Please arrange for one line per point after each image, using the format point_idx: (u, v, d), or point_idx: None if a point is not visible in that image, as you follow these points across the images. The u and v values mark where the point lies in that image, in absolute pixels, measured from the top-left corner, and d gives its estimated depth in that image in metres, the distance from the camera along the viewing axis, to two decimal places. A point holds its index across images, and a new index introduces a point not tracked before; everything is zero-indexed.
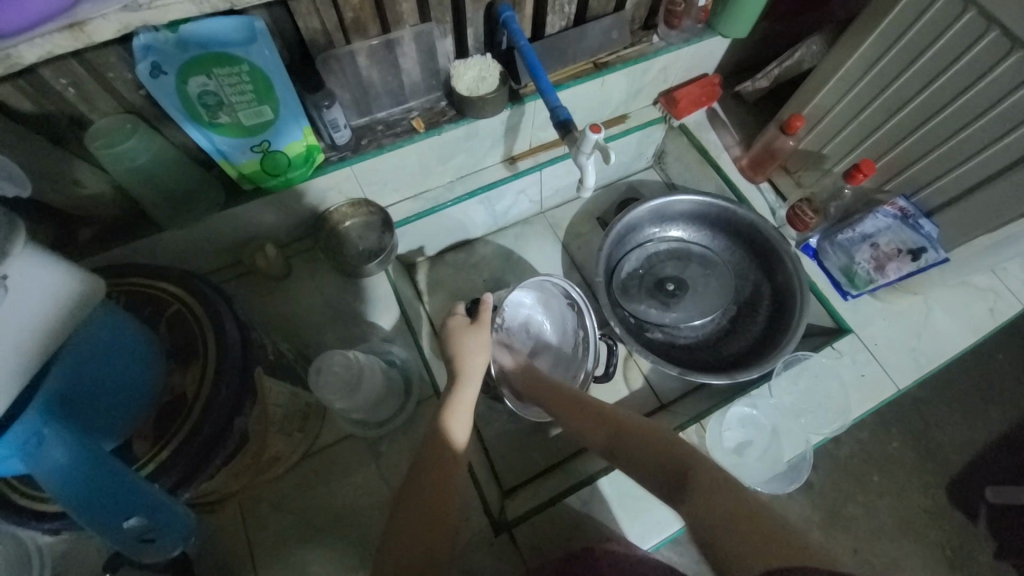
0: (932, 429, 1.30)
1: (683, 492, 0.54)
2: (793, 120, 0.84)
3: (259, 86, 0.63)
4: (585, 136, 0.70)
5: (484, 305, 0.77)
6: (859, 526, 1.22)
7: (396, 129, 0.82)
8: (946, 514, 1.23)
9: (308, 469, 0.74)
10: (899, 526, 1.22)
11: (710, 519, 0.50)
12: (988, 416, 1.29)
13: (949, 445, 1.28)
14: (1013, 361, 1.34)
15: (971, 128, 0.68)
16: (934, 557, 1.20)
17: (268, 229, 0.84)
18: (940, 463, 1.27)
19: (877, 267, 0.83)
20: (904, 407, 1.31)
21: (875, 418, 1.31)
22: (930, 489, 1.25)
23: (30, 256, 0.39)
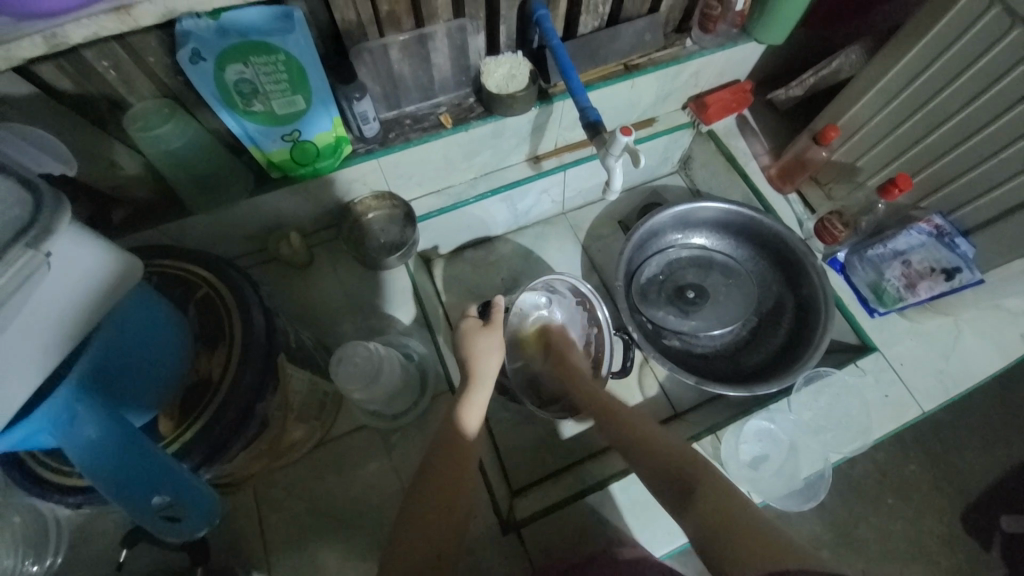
0: (951, 453, 1.26)
1: (687, 498, 0.56)
2: (826, 130, 0.83)
3: (294, 76, 0.64)
4: (616, 137, 0.69)
5: (495, 309, 0.78)
6: (870, 548, 1.19)
7: (423, 124, 0.82)
8: (961, 542, 1.20)
9: (321, 456, 0.75)
10: (911, 550, 1.19)
11: (708, 526, 0.52)
12: (1012, 444, 1.26)
13: (968, 470, 1.25)
14: None
15: (1013, 148, 0.66)
16: None
17: (293, 217, 0.85)
18: (958, 487, 1.23)
19: (907, 285, 0.81)
20: (924, 429, 1.28)
21: (893, 439, 1.28)
22: (946, 516, 1.21)
23: (74, 238, 0.40)
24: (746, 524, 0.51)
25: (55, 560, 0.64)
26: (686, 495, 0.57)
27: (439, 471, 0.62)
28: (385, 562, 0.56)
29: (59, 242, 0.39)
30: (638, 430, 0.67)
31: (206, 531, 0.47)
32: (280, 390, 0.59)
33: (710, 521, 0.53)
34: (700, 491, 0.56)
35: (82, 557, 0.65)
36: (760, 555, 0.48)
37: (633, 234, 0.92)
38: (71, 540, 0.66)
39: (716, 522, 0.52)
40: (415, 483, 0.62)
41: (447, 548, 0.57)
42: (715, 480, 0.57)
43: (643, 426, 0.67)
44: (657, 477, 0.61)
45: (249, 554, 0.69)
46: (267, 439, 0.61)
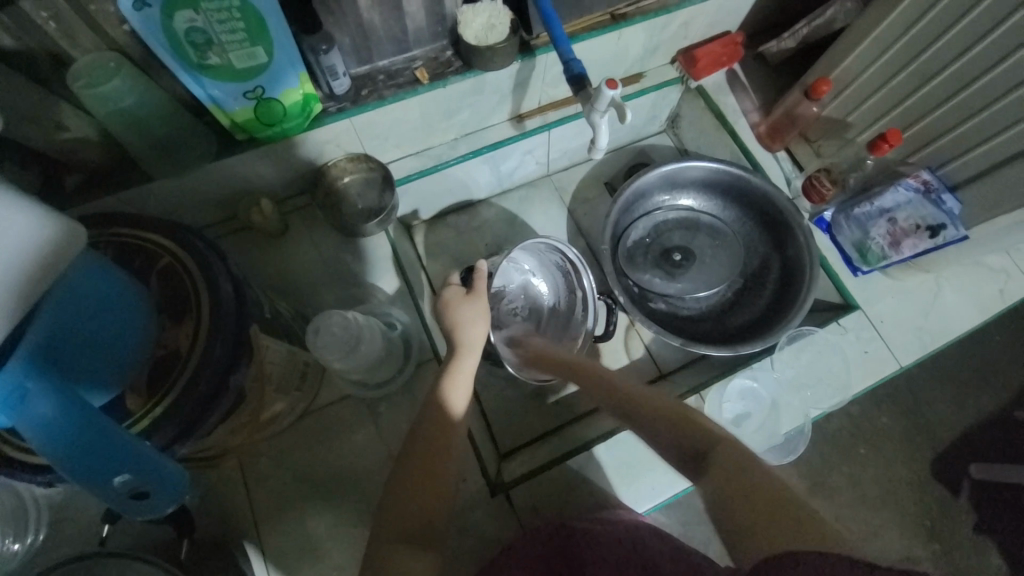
0: (924, 406, 1.31)
1: (704, 466, 0.53)
2: (819, 84, 0.80)
3: (252, 25, 0.59)
4: (601, 91, 0.66)
5: (478, 274, 0.76)
6: (842, 496, 1.26)
7: (398, 80, 0.78)
8: (927, 487, 1.26)
9: (305, 428, 0.74)
10: (882, 497, 1.26)
11: (727, 493, 0.49)
12: (981, 396, 1.31)
13: (939, 421, 1.30)
14: (1009, 343, 1.35)
15: (1005, 100, 0.65)
16: (914, 526, 1.25)
17: (263, 183, 0.81)
18: (928, 438, 1.29)
19: (891, 243, 0.80)
20: (898, 384, 1.32)
21: (869, 394, 1.32)
22: (916, 464, 1.28)
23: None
24: (770, 496, 0.47)
25: (36, 538, 0.64)
26: (697, 462, 0.54)
27: (427, 437, 0.61)
28: (376, 530, 0.56)
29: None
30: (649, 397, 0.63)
31: (175, 507, 0.47)
32: (255, 361, 0.58)
33: (721, 492, 0.49)
34: (710, 462, 0.52)
35: (65, 535, 0.65)
36: (767, 529, 0.44)
37: (619, 198, 0.90)
38: (51, 519, 0.65)
39: (732, 493, 0.49)
40: (402, 452, 0.62)
41: (428, 506, 0.57)
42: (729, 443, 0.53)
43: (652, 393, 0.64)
44: (673, 447, 0.58)
45: (238, 525, 0.69)
46: (248, 410, 0.60)
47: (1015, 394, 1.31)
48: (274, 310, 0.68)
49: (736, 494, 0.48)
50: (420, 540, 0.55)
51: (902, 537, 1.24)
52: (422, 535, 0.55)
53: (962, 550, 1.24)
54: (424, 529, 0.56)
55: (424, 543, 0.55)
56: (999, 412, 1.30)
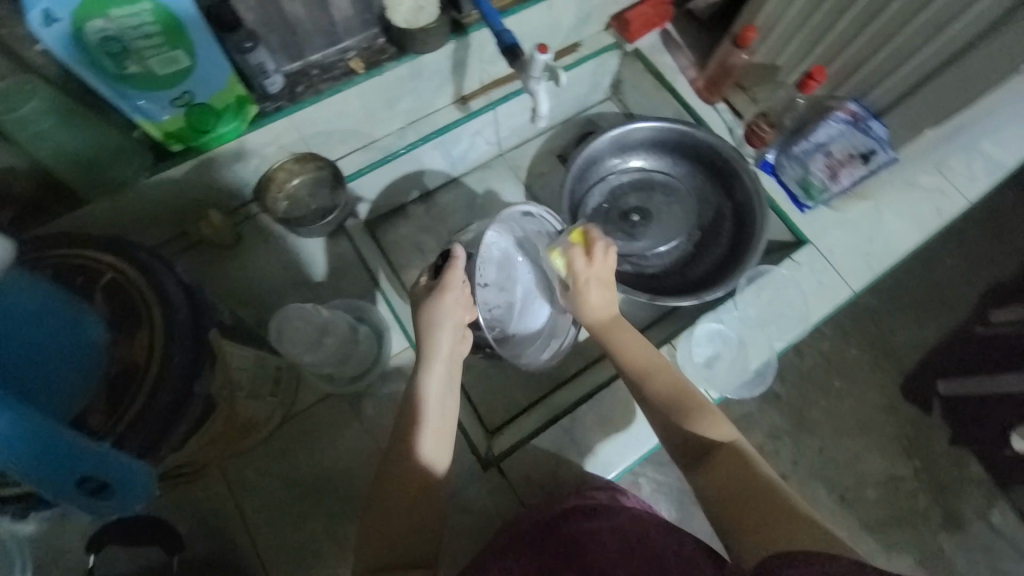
0: (888, 333, 1.39)
1: (706, 465, 0.58)
2: (745, 31, 0.82)
3: (168, 28, 0.57)
4: (534, 58, 0.67)
5: (454, 261, 0.66)
6: (824, 429, 1.33)
7: (334, 72, 0.77)
8: (902, 409, 1.34)
9: (288, 434, 0.73)
10: (860, 423, 1.33)
11: (726, 493, 0.54)
12: (939, 316, 1.40)
13: (904, 346, 1.38)
14: (957, 265, 1.44)
15: (914, 23, 0.68)
16: (894, 447, 1.32)
17: (209, 194, 0.79)
18: (897, 363, 1.37)
19: (830, 175, 0.83)
20: (863, 316, 1.40)
21: (835, 329, 1.40)
22: (888, 388, 1.35)
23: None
24: (761, 499, 0.51)
25: None
26: (705, 463, 0.58)
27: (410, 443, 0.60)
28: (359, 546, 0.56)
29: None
30: (665, 398, 0.65)
31: (143, 501, 0.49)
32: (218, 368, 0.56)
33: (722, 499, 0.54)
34: (719, 472, 0.56)
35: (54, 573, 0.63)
36: (761, 531, 0.48)
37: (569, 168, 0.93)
38: (37, 559, 0.64)
39: (726, 497, 0.54)
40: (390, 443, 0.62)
41: (417, 503, 0.58)
42: (732, 453, 0.57)
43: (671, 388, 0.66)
44: (679, 447, 0.62)
45: (230, 538, 0.69)
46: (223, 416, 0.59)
47: (969, 310, 1.40)
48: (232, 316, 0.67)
49: (729, 499, 0.53)
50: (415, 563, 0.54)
51: (885, 458, 1.31)
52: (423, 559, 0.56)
53: (943, 462, 1.32)
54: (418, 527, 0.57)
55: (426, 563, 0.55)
56: (958, 329, 1.38)
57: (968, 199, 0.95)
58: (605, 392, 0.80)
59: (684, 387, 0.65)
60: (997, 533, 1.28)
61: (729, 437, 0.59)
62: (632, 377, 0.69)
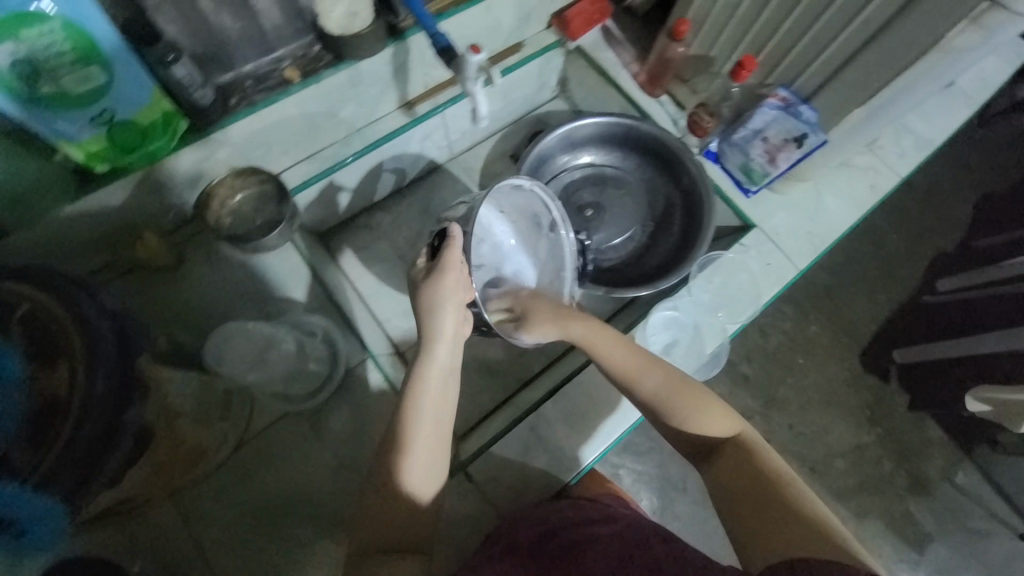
0: (843, 308, 1.46)
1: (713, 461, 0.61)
2: (678, 25, 0.84)
3: (82, 46, 0.55)
4: (468, 60, 0.67)
5: (449, 240, 0.66)
6: (791, 405, 1.39)
7: (267, 83, 0.74)
8: (861, 380, 1.42)
9: (243, 458, 0.71)
10: (823, 397, 1.40)
11: (733, 489, 0.57)
12: (890, 288, 1.47)
13: (858, 320, 1.45)
14: (904, 238, 1.51)
15: (830, 10, 0.70)
16: (856, 417, 1.39)
17: (144, 216, 0.75)
18: (852, 336, 1.44)
19: (769, 160, 0.85)
20: (816, 295, 1.47)
21: (794, 308, 1.47)
22: (847, 361, 1.42)
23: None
24: (767, 493, 0.55)
25: None
26: (711, 460, 0.62)
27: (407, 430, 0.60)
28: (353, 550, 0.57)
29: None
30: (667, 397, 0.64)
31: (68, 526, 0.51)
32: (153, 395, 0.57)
33: (729, 491, 0.58)
34: (723, 468, 0.60)
35: None
36: (766, 528, 0.52)
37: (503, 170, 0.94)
38: None
39: (732, 492, 0.57)
40: (378, 451, 0.60)
41: (408, 507, 0.58)
42: (737, 448, 0.60)
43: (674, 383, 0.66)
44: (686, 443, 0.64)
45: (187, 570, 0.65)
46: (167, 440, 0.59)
47: (917, 281, 1.47)
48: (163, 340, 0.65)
49: (735, 495, 0.57)
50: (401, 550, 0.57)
51: (848, 428, 1.38)
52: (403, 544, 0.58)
53: (903, 427, 1.39)
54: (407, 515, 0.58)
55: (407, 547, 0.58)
56: (910, 300, 1.45)
57: (900, 175, 1.00)
58: (569, 386, 0.80)
59: (679, 383, 0.65)
60: (959, 490, 1.34)
61: (725, 428, 0.62)
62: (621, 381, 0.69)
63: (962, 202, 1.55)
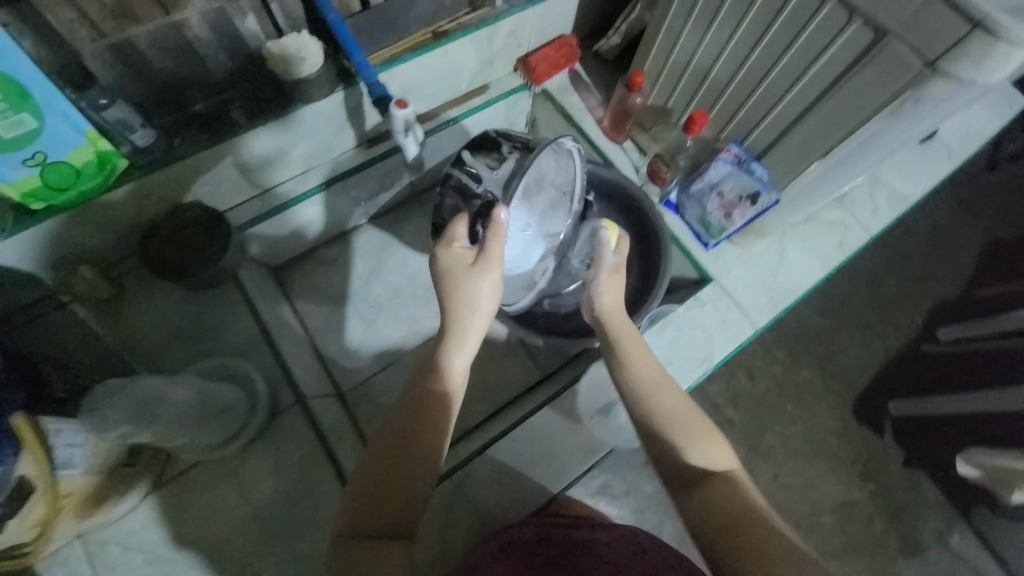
0: (835, 354, 1.39)
1: (701, 488, 0.55)
2: (634, 76, 0.83)
3: (9, 92, 0.55)
4: (395, 113, 0.73)
5: (495, 228, 0.63)
6: (778, 454, 1.32)
7: (214, 123, 0.74)
8: (854, 431, 1.33)
9: (158, 502, 0.72)
10: (812, 447, 1.32)
11: (716, 522, 0.52)
12: (886, 336, 1.39)
13: (852, 367, 1.37)
14: (903, 283, 1.43)
15: (774, 72, 0.67)
16: (847, 470, 1.31)
17: (82, 248, 0.75)
18: (847, 386, 1.36)
19: (725, 216, 0.83)
20: (806, 339, 1.40)
21: (785, 351, 1.39)
22: (837, 410, 1.34)
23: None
24: (755, 535, 0.49)
25: None
26: (698, 487, 0.56)
27: (422, 415, 0.58)
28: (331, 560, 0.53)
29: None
30: (676, 418, 0.60)
31: None
32: (33, 457, 0.51)
33: (711, 522, 0.52)
34: (715, 499, 0.54)
35: None
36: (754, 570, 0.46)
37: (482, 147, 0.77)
38: None
39: (717, 525, 0.51)
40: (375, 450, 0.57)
41: (404, 510, 0.55)
42: (728, 485, 0.55)
43: (675, 403, 0.61)
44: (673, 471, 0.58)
45: None
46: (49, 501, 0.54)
47: (915, 331, 1.39)
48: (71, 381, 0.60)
49: (720, 529, 0.51)
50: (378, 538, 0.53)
51: (839, 483, 1.30)
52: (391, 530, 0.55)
53: (898, 486, 1.29)
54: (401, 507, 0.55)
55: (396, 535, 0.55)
56: (906, 348, 1.38)
57: (869, 232, 0.96)
58: (503, 443, 0.76)
59: (685, 411, 0.61)
60: (956, 557, 1.24)
61: (724, 464, 0.57)
62: (630, 395, 0.63)
63: (965, 250, 1.47)
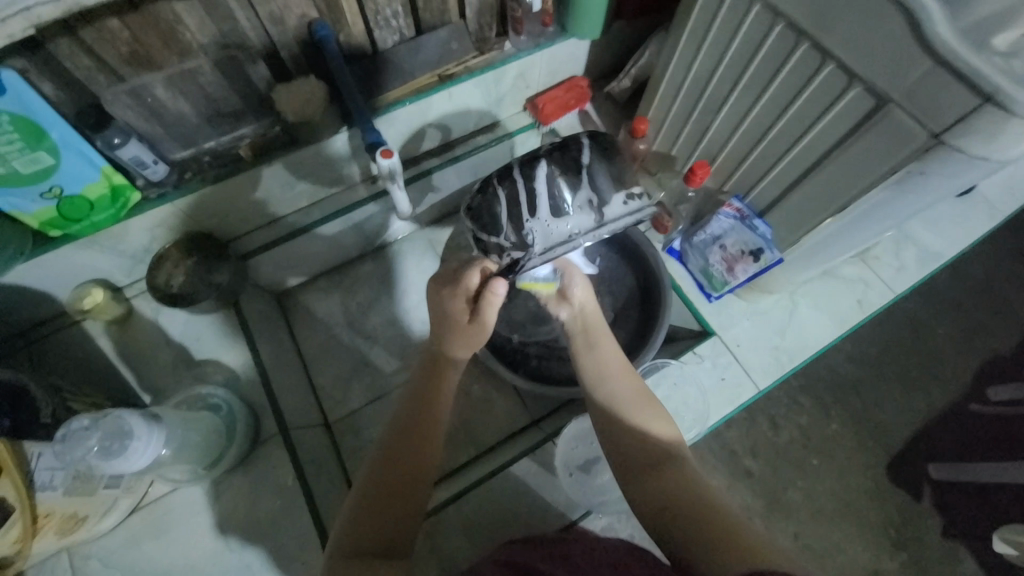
0: (868, 408, 1.23)
1: (659, 469, 0.56)
2: (638, 122, 0.81)
3: (28, 134, 0.60)
4: (379, 161, 0.72)
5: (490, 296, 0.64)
6: (800, 512, 1.18)
7: (223, 160, 0.78)
8: (887, 494, 1.19)
9: (140, 522, 0.75)
10: (839, 507, 1.18)
11: (673, 500, 0.53)
12: (930, 392, 1.24)
13: (889, 423, 1.23)
14: (951, 335, 1.29)
15: (777, 127, 0.63)
16: (877, 538, 1.16)
17: (96, 272, 0.81)
18: (880, 441, 1.21)
19: (727, 269, 0.79)
20: (837, 388, 1.25)
21: (812, 400, 1.25)
22: (870, 469, 1.19)
23: (101, 417, 0.55)
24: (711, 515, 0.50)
25: None
26: (656, 467, 0.56)
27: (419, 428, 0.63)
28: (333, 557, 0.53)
29: (68, 422, 0.53)
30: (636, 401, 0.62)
31: None
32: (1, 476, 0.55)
33: (669, 502, 0.53)
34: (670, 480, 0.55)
35: None
36: (718, 546, 0.47)
37: (556, 176, 0.60)
38: None
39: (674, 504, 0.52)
40: (375, 467, 0.60)
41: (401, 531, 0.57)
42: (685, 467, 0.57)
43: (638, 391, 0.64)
44: (630, 450, 0.59)
45: None
46: (22, 520, 0.57)
47: (963, 388, 1.25)
48: (54, 410, 0.61)
49: (678, 506, 0.52)
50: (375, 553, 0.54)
51: (868, 553, 1.15)
52: (385, 548, 0.55)
53: (932, 557, 1.15)
54: (407, 513, 0.58)
55: (386, 552, 0.55)
56: (952, 406, 1.23)
57: (893, 291, 0.90)
58: (477, 492, 0.75)
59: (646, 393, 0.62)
60: None
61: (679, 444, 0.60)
62: (597, 376, 0.65)
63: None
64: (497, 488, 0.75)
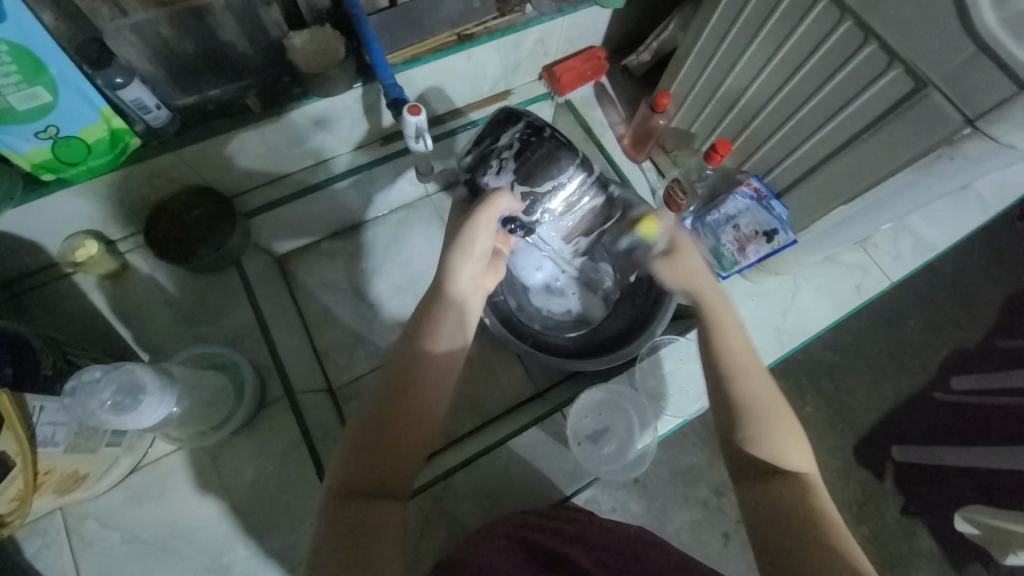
0: (843, 394, 1.29)
1: (772, 476, 0.51)
2: (660, 97, 0.80)
3: (26, 66, 0.55)
4: (405, 119, 0.69)
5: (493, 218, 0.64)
6: None
7: (229, 109, 0.73)
8: (855, 473, 1.25)
9: (137, 482, 0.73)
10: None
11: (780, 516, 0.48)
12: (899, 380, 1.30)
13: (861, 408, 1.28)
14: (924, 326, 1.34)
15: (809, 105, 0.63)
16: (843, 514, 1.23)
17: (89, 222, 0.76)
18: (851, 425, 1.28)
19: (739, 250, 0.77)
20: (820, 371, 1.30)
21: (789, 384, 1.30)
22: (840, 450, 1.26)
23: (112, 368, 0.53)
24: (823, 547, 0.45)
25: None
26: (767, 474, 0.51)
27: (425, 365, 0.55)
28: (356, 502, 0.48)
29: (80, 373, 0.52)
30: (767, 405, 0.55)
31: None
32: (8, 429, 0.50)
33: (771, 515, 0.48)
34: (779, 493, 0.50)
35: None
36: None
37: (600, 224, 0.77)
38: None
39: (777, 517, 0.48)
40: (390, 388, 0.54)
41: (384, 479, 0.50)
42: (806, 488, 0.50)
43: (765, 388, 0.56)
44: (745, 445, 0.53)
45: None
46: (24, 477, 0.53)
47: (930, 377, 1.30)
48: (54, 362, 0.58)
49: (786, 522, 0.47)
50: (380, 496, 0.49)
51: None
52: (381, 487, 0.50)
53: (893, 532, 1.22)
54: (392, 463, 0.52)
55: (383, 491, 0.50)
56: (918, 395, 1.29)
57: (889, 279, 0.93)
58: (487, 458, 0.76)
59: (778, 401, 0.55)
60: None
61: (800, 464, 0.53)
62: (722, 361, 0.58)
63: (1000, 296, 1.36)
64: (506, 457, 0.76)
